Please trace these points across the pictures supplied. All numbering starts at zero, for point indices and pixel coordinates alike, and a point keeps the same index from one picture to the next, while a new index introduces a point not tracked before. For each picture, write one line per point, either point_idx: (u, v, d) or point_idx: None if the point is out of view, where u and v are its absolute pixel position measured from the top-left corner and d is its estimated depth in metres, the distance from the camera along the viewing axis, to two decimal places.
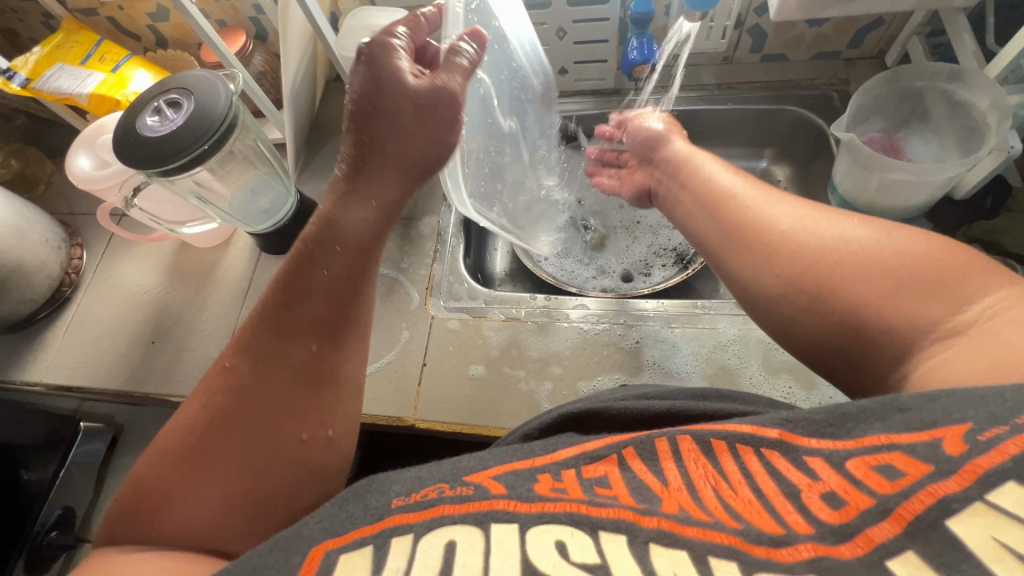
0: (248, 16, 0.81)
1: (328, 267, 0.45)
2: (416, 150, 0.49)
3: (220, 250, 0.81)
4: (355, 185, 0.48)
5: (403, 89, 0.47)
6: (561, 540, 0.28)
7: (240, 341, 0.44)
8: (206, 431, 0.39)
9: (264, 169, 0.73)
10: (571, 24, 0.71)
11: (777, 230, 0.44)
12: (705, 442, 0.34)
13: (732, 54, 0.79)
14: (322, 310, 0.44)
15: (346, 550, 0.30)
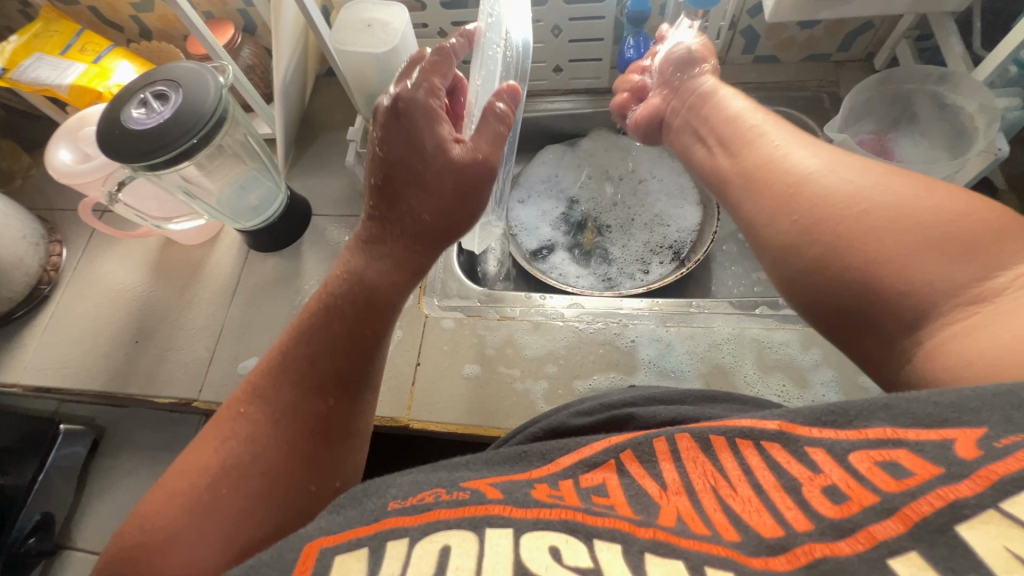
0: (236, 8, 0.79)
1: (349, 322, 0.45)
2: (446, 213, 0.48)
3: (207, 248, 0.79)
4: (387, 249, 0.48)
5: (444, 153, 0.47)
6: (554, 546, 0.27)
7: (258, 388, 0.43)
8: (216, 478, 0.39)
9: (254, 165, 0.71)
10: (566, 21, 0.71)
11: (799, 172, 0.42)
12: (704, 439, 0.34)
13: (725, 55, 0.80)
14: (343, 367, 0.44)
15: (340, 551, 0.27)
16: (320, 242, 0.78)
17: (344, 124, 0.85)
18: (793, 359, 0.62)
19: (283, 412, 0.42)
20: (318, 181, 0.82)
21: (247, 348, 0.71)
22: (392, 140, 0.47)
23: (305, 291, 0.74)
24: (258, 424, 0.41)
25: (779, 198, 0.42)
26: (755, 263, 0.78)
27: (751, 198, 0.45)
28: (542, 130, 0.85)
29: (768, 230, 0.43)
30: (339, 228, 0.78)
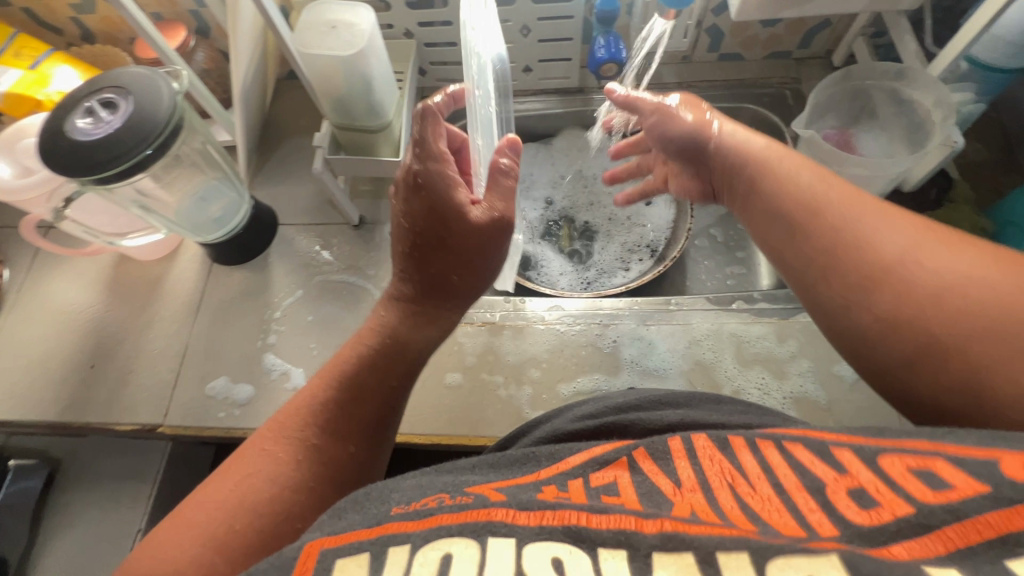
0: (187, 9, 0.75)
1: (377, 377, 0.45)
2: (465, 274, 0.47)
3: (167, 263, 0.75)
4: (418, 309, 0.48)
5: (462, 217, 0.45)
6: (557, 558, 0.26)
7: (285, 427, 0.42)
8: (235, 515, 0.37)
9: (215, 174, 0.69)
10: (535, 21, 0.70)
11: (875, 262, 0.40)
12: (722, 439, 0.34)
13: (691, 53, 0.81)
14: (369, 416, 0.44)
15: (342, 555, 0.27)
16: (289, 253, 0.75)
17: (308, 129, 0.82)
18: (771, 351, 0.63)
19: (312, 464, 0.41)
20: (284, 189, 0.79)
21: (214, 368, 0.67)
22: (415, 210, 0.46)
23: (275, 304, 0.71)
24: (283, 473, 0.40)
25: (862, 285, 0.40)
26: (728, 258, 0.80)
27: (828, 278, 0.42)
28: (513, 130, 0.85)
29: (853, 314, 0.41)
30: (308, 238, 0.76)
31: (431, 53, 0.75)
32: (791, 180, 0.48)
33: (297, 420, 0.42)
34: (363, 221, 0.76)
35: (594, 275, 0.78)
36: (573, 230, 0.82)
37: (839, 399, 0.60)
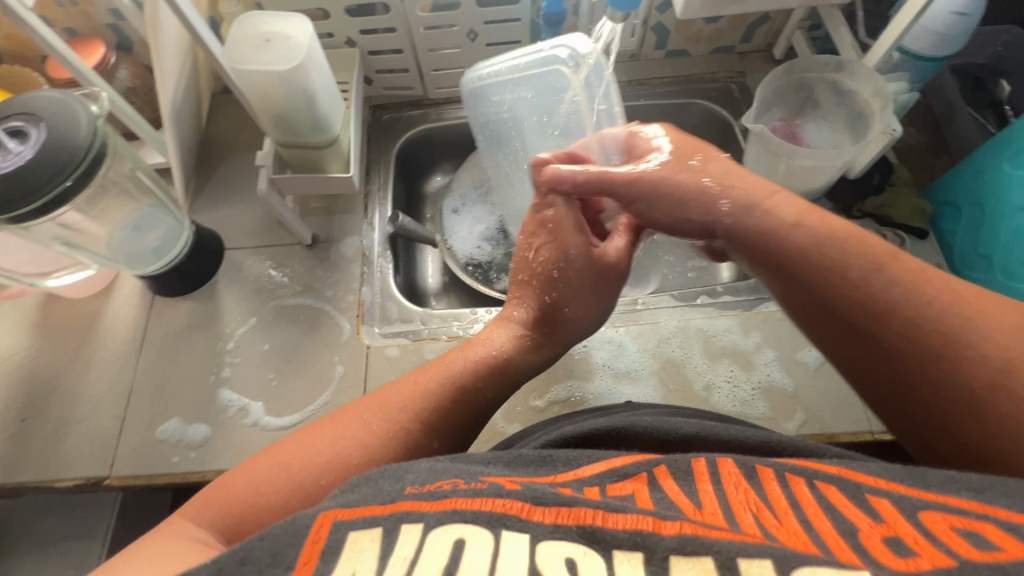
0: (105, 23, 0.70)
1: (484, 392, 0.48)
2: (577, 307, 0.54)
3: (102, 298, 0.69)
4: (534, 338, 0.53)
5: (588, 259, 0.53)
6: (571, 558, 0.27)
7: (392, 405, 0.45)
8: (320, 469, 0.41)
9: (147, 201, 0.64)
10: (481, 24, 0.68)
11: (966, 383, 0.37)
12: (749, 468, 0.35)
13: (639, 51, 0.81)
14: (459, 421, 0.47)
15: (356, 527, 0.28)
16: (238, 279, 0.70)
17: (250, 145, 0.78)
18: (737, 344, 0.64)
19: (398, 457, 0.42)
20: (227, 211, 0.74)
21: (164, 409, 0.63)
22: (550, 261, 0.53)
23: (227, 335, 0.67)
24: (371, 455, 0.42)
25: (936, 416, 0.39)
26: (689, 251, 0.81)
27: (898, 396, 0.40)
28: (466, 136, 0.83)
29: (935, 428, 0.39)
30: (258, 260, 0.71)
31: (376, 61, 0.72)
32: (862, 285, 0.41)
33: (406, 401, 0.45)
34: (317, 240, 0.73)
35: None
36: None
37: (804, 385, 0.61)
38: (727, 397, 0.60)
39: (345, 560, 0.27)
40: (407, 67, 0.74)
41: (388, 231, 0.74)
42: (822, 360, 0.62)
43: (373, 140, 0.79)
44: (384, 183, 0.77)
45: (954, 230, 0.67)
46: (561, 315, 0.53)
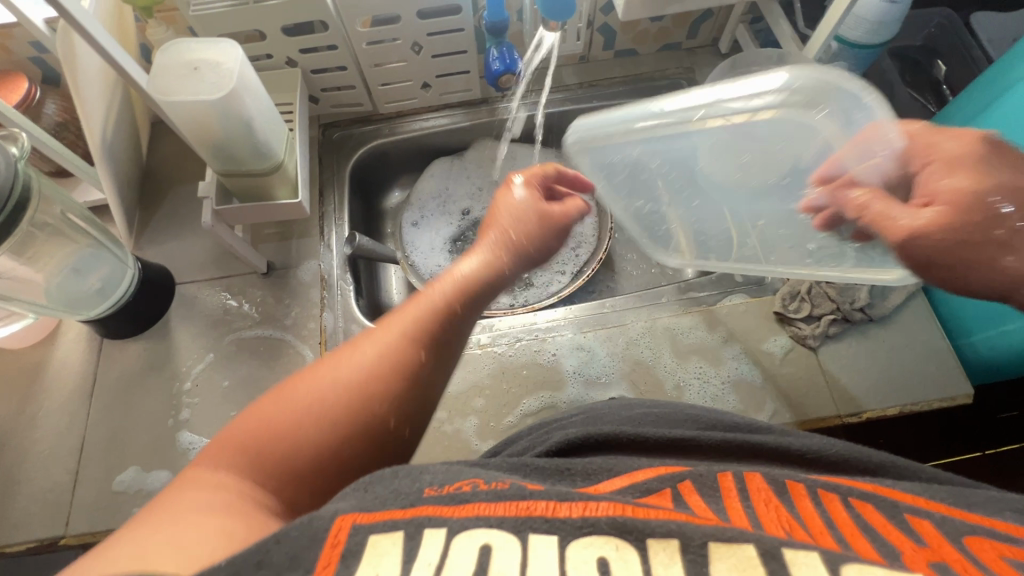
0: (27, 56, 0.66)
1: (452, 306, 0.44)
2: (533, 245, 0.49)
3: (46, 346, 0.65)
4: (494, 259, 0.48)
5: (527, 208, 0.50)
6: (604, 557, 0.26)
7: (393, 327, 0.42)
8: (326, 393, 0.38)
9: (86, 242, 0.60)
10: (425, 37, 0.66)
11: None
12: (780, 483, 0.35)
13: (588, 53, 0.81)
14: (439, 333, 0.43)
15: (375, 531, 0.27)
16: (192, 314, 0.68)
17: (195, 173, 0.75)
18: (705, 340, 0.64)
19: (394, 373, 0.40)
20: (176, 244, 0.71)
21: (121, 459, 0.60)
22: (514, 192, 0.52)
23: (183, 374, 0.64)
24: (367, 373, 0.39)
25: None
26: None
27: None
28: (421, 148, 0.82)
29: None
30: (211, 292, 0.69)
31: (320, 79, 0.70)
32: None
33: (389, 326, 0.42)
34: (272, 268, 0.70)
35: (535, 281, 0.77)
36: None
37: (772, 376, 0.62)
38: (698, 395, 0.61)
39: (366, 560, 0.26)
40: (354, 83, 0.72)
41: (347, 253, 0.72)
42: (787, 349, 0.63)
43: (324, 159, 0.77)
44: (339, 204, 0.75)
45: None
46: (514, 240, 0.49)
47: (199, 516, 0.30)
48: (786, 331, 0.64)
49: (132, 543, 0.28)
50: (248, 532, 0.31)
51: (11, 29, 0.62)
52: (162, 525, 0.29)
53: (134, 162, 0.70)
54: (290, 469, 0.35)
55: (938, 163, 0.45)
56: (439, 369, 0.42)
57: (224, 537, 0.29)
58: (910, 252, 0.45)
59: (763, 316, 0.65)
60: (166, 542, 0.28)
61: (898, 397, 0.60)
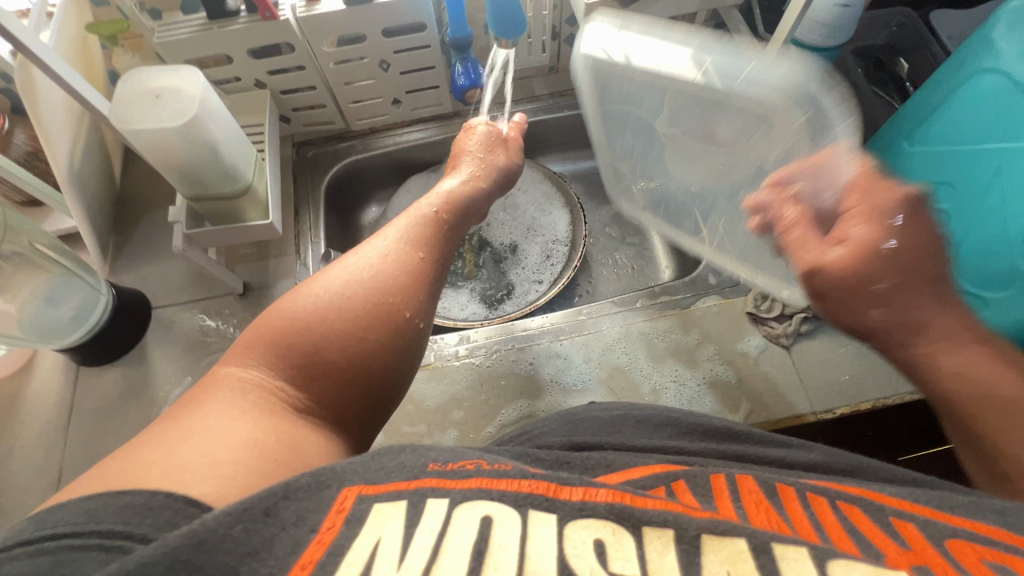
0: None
1: (441, 220, 0.54)
2: (501, 171, 0.64)
3: (22, 376, 0.65)
4: (473, 180, 0.60)
5: (491, 137, 0.65)
6: (601, 540, 0.28)
7: (397, 237, 0.49)
8: (343, 289, 0.44)
9: (58, 271, 0.60)
10: (391, 55, 0.67)
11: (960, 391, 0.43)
12: (770, 485, 0.36)
13: (556, 64, 0.83)
14: (434, 240, 0.51)
15: (381, 499, 0.30)
16: (169, 338, 0.68)
17: (169, 197, 0.75)
18: (679, 342, 0.65)
19: (397, 269, 0.47)
20: (152, 268, 0.71)
21: None
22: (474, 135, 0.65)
23: (161, 399, 0.64)
24: (375, 270, 0.46)
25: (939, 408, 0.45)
26: (628, 255, 0.83)
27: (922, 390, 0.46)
28: (397, 163, 0.82)
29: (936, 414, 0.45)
30: (189, 314, 0.69)
31: (289, 100, 0.71)
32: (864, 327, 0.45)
33: (388, 237, 0.49)
34: (249, 288, 0.70)
35: (514, 291, 0.78)
36: (478, 253, 0.81)
37: (747, 375, 0.62)
38: (674, 397, 0.61)
39: (371, 523, 0.28)
40: (324, 102, 0.72)
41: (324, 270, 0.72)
42: (762, 348, 0.64)
43: (300, 178, 0.78)
44: (315, 221, 0.75)
45: None
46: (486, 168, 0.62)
47: (225, 434, 0.35)
48: (760, 331, 0.65)
49: (164, 464, 0.32)
50: (273, 425, 0.37)
51: None
52: (191, 443, 0.34)
53: (106, 188, 0.70)
54: (315, 353, 0.41)
55: (857, 211, 0.46)
56: (435, 269, 0.50)
57: (252, 455, 0.34)
58: (818, 283, 0.45)
59: (737, 316, 0.66)
60: (200, 461, 0.33)
61: (872, 391, 0.61)
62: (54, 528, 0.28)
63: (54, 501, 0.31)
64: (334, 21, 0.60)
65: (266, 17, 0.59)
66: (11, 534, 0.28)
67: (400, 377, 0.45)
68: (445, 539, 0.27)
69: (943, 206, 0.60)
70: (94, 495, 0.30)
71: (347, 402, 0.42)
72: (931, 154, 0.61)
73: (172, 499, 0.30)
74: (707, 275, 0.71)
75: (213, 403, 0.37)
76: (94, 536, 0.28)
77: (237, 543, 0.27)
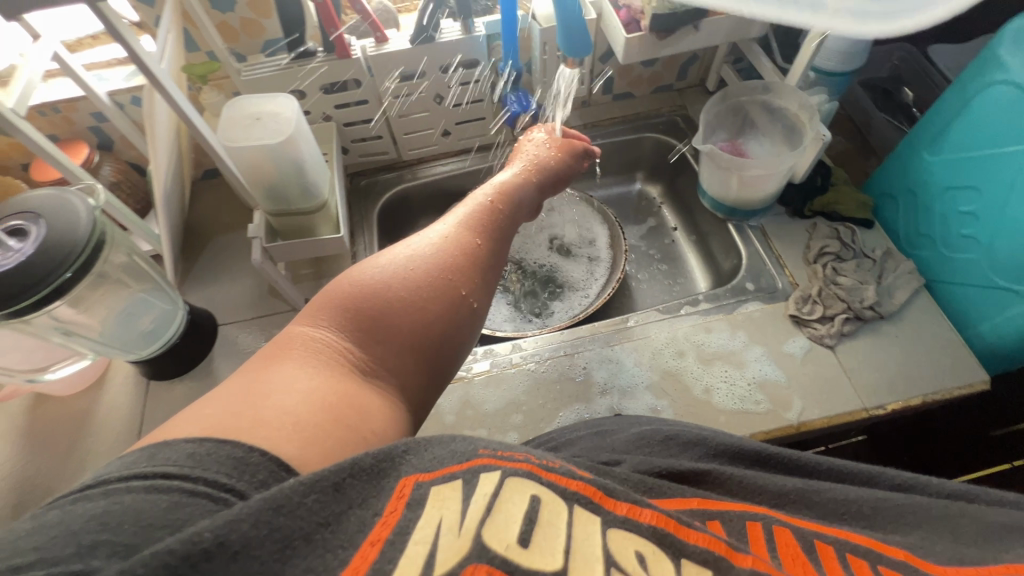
0: (86, 126, 0.73)
1: (496, 206, 0.54)
2: (563, 171, 0.65)
3: (94, 392, 0.68)
4: (531, 177, 0.60)
5: (562, 141, 0.67)
6: (640, 551, 0.28)
7: (454, 223, 0.50)
8: (406, 265, 0.44)
9: (142, 287, 0.64)
10: (446, 89, 0.74)
11: None
12: (808, 543, 0.34)
13: (589, 98, 0.91)
14: (491, 224, 0.52)
15: (437, 483, 0.27)
16: (233, 354, 0.71)
17: (235, 224, 0.81)
18: (727, 346, 0.67)
19: (455, 250, 0.47)
20: (217, 290, 0.75)
21: None
22: (532, 142, 0.66)
23: None
24: (436, 249, 0.46)
25: None
26: (663, 271, 0.87)
27: None
28: (442, 192, 0.88)
29: None
30: (251, 331, 0.72)
31: (350, 132, 0.77)
32: None
33: (446, 222, 0.51)
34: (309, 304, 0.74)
35: (555, 306, 0.81)
36: (520, 273, 0.85)
37: (795, 374, 0.64)
38: (727, 396, 0.63)
39: (431, 507, 0.26)
40: (381, 134, 0.79)
41: None
42: (808, 348, 0.66)
43: (354, 205, 0.83)
44: (369, 243, 0.80)
45: (894, 216, 0.74)
46: (555, 175, 0.64)
47: (302, 395, 0.33)
48: (804, 333, 0.67)
49: (252, 419, 0.30)
50: (346, 389, 0.35)
51: (75, 102, 0.69)
52: (273, 399, 0.32)
53: (182, 215, 0.76)
54: (383, 322, 0.40)
55: None
56: (490, 254, 0.50)
57: (330, 418, 0.32)
58: None
59: (780, 320, 0.69)
60: (285, 420, 0.31)
61: (919, 388, 0.62)
62: (164, 465, 0.25)
63: (153, 439, 0.28)
64: (398, 60, 0.67)
65: (340, 56, 0.66)
66: (121, 465, 0.26)
67: (450, 360, 0.44)
68: (499, 500, 0.27)
69: (969, 208, 0.64)
70: (198, 437, 0.27)
71: (408, 374, 0.41)
72: (945, 162, 0.66)
73: (269, 459, 0.28)
74: (745, 282, 0.73)
75: (288, 363, 0.35)
76: (202, 483, 0.25)
77: (311, 512, 0.24)
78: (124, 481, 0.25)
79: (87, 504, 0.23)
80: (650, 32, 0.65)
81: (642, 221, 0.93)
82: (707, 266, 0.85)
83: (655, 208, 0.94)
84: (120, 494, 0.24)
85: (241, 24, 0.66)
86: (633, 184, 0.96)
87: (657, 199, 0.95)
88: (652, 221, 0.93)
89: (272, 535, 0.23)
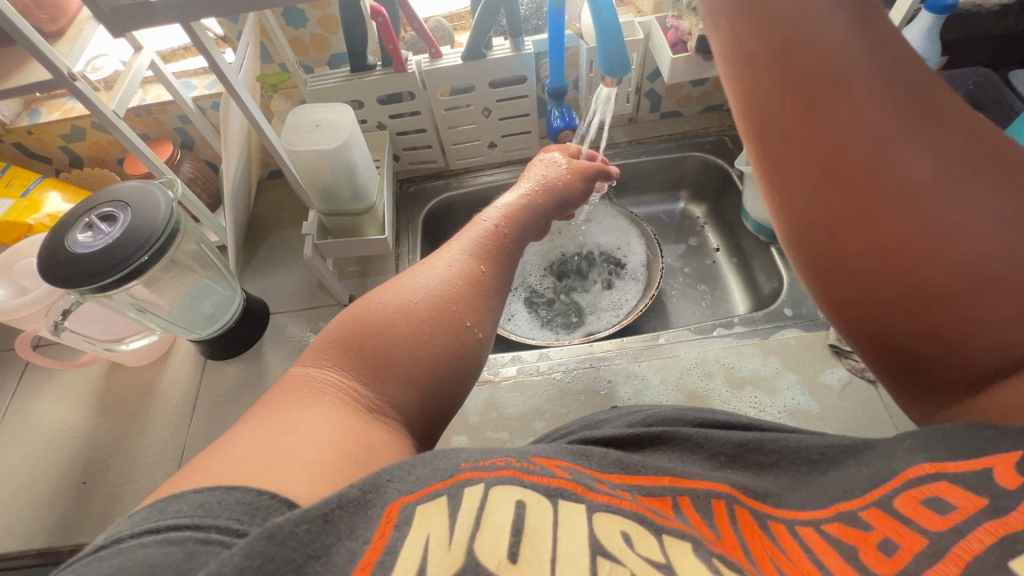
0: (173, 127, 0.81)
1: (505, 237, 0.54)
2: (575, 191, 0.66)
3: (159, 365, 0.75)
4: (540, 202, 0.61)
5: (579, 163, 0.68)
6: (626, 531, 0.28)
7: (461, 249, 0.51)
8: (408, 301, 0.44)
9: (206, 273, 0.71)
10: (494, 103, 0.77)
11: None
12: (763, 522, 0.32)
13: (636, 115, 0.92)
14: (495, 249, 0.53)
15: (422, 502, 0.26)
16: (282, 341, 0.76)
17: (293, 221, 0.87)
18: (758, 372, 0.65)
19: (460, 279, 0.47)
20: (272, 280, 0.82)
21: None
22: (545, 162, 0.67)
23: None
24: (440, 279, 0.47)
25: None
26: (699, 291, 0.86)
27: None
28: (486, 201, 0.90)
29: None
30: (300, 322, 0.77)
31: (403, 140, 0.82)
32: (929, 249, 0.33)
33: (452, 249, 0.51)
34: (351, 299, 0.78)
35: (587, 319, 0.82)
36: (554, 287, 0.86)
37: (831, 406, 0.62)
38: None
39: (418, 524, 0.25)
40: (431, 143, 0.83)
41: None
42: (846, 381, 0.63)
43: (401, 210, 0.87)
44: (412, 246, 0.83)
45: None
46: (567, 206, 0.65)
47: (312, 433, 0.33)
48: (842, 364, 0.65)
49: (262, 464, 0.29)
50: (358, 428, 0.35)
51: (166, 106, 0.77)
52: (283, 441, 0.31)
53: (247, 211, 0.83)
54: (385, 357, 0.40)
55: None
56: (496, 281, 0.50)
57: (338, 457, 0.32)
58: None
59: (818, 349, 0.66)
60: (292, 462, 0.30)
61: None
62: (176, 517, 0.25)
63: (163, 494, 0.27)
64: (450, 74, 0.71)
65: (397, 70, 0.70)
66: (132, 521, 0.25)
67: (457, 392, 0.44)
68: (486, 512, 0.26)
69: None
70: (208, 487, 0.27)
71: (415, 410, 0.41)
72: None
73: (278, 501, 0.27)
74: (783, 308, 0.72)
75: (297, 406, 0.35)
76: (213, 531, 0.25)
77: (302, 542, 0.23)
78: (135, 537, 0.24)
79: (101, 565, 0.23)
80: (695, 53, 0.66)
81: (683, 240, 0.93)
82: (747, 289, 0.83)
83: (698, 227, 0.93)
84: (132, 551, 0.24)
85: (311, 39, 0.72)
86: (676, 202, 0.95)
87: (700, 219, 0.94)
88: (694, 240, 0.92)
89: (264, 567, 0.22)
